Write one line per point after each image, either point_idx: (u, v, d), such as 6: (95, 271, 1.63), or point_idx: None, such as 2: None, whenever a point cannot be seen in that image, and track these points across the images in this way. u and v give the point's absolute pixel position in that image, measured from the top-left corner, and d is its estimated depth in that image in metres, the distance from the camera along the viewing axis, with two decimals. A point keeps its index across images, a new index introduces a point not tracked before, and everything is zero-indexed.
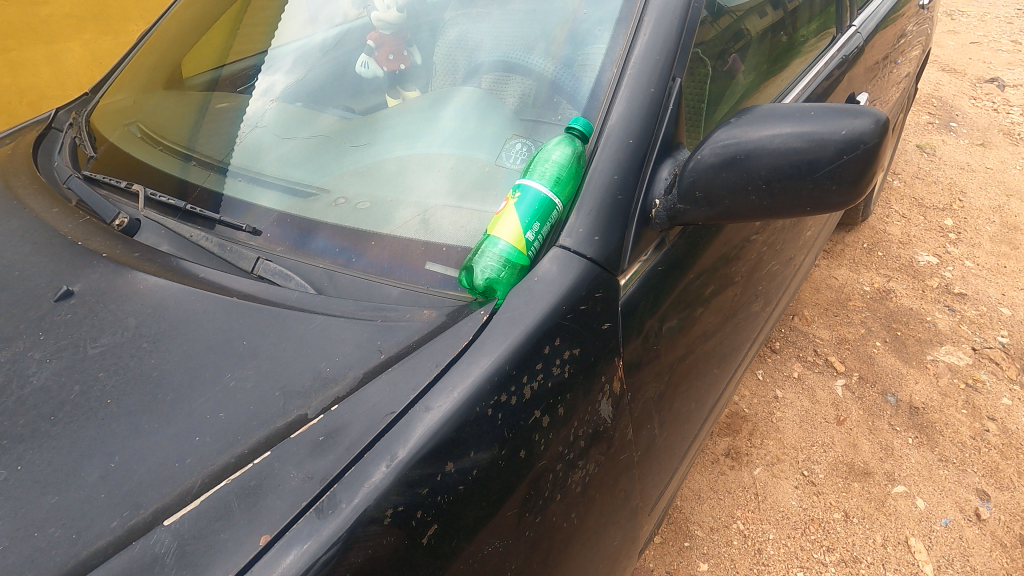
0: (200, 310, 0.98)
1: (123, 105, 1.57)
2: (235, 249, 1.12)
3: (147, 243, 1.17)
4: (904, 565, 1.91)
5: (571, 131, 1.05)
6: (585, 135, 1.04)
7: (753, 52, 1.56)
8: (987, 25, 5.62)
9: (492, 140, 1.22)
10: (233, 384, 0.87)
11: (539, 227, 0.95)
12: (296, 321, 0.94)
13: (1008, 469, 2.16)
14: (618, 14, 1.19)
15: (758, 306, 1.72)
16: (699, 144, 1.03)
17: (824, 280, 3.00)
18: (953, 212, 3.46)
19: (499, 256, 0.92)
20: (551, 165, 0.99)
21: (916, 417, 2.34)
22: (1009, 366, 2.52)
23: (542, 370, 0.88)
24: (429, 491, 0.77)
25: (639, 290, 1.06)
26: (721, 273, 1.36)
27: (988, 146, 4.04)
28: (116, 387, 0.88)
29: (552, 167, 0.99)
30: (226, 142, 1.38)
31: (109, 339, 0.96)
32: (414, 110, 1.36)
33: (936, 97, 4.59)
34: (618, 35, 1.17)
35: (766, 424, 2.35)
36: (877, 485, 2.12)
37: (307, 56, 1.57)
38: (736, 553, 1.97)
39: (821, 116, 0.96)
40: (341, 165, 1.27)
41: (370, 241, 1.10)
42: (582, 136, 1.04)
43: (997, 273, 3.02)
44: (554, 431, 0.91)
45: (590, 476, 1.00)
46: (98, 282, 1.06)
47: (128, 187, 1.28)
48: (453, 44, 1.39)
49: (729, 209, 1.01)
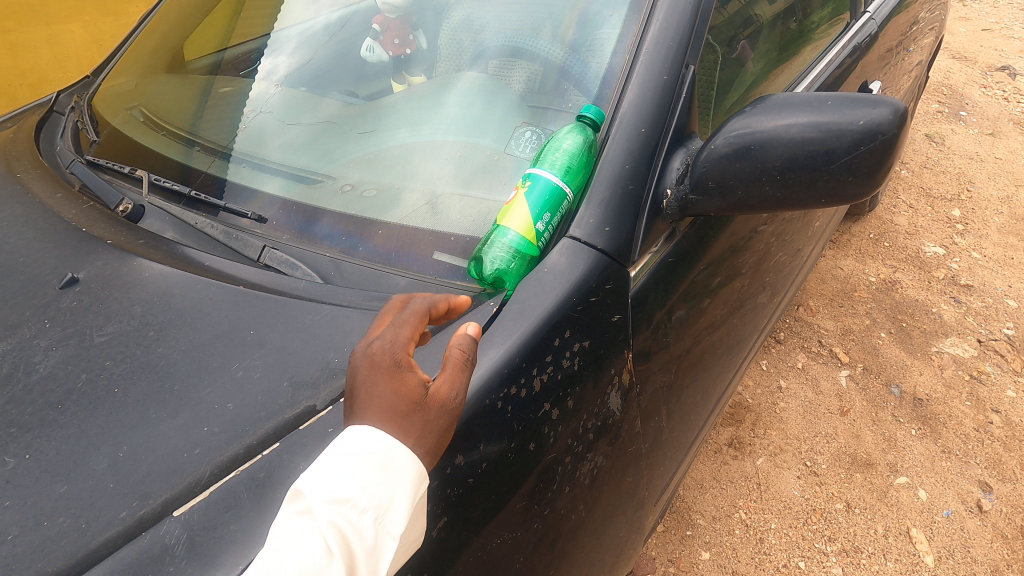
0: (208, 299, 0.97)
1: (125, 88, 1.55)
2: (240, 237, 1.11)
3: (151, 229, 1.17)
4: (905, 555, 1.92)
5: (582, 119, 1.03)
6: (597, 123, 1.02)
7: (763, 39, 1.53)
8: (1000, 12, 5.52)
9: (499, 126, 1.20)
10: (241, 375, 0.86)
11: (549, 217, 0.94)
12: (303, 311, 0.94)
13: (1011, 461, 2.17)
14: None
15: (765, 297, 1.71)
16: (711, 134, 1.01)
17: (830, 270, 2.98)
18: (961, 202, 3.43)
19: (509, 247, 0.92)
20: (562, 154, 0.97)
21: (920, 408, 2.34)
22: (1014, 358, 2.51)
23: (552, 362, 0.87)
24: (439, 484, 0.76)
25: (649, 282, 1.05)
26: (728, 263, 1.35)
27: (998, 136, 4.00)
28: (124, 375, 0.88)
29: (563, 157, 0.97)
30: (231, 126, 1.36)
31: (115, 327, 0.95)
32: (420, 95, 1.33)
33: (947, 84, 4.53)
34: (630, 19, 1.15)
35: (770, 414, 2.35)
36: (879, 476, 2.13)
37: (310, 40, 1.55)
38: (738, 542, 1.99)
39: (837, 105, 0.94)
40: (346, 152, 1.25)
41: (376, 229, 1.08)
42: (594, 124, 1.02)
43: (1004, 264, 3.00)
44: (563, 424, 0.90)
45: (598, 469, 0.99)
46: (102, 268, 1.05)
47: (132, 172, 1.27)
48: (457, 26, 1.36)
49: (742, 200, 0.99)
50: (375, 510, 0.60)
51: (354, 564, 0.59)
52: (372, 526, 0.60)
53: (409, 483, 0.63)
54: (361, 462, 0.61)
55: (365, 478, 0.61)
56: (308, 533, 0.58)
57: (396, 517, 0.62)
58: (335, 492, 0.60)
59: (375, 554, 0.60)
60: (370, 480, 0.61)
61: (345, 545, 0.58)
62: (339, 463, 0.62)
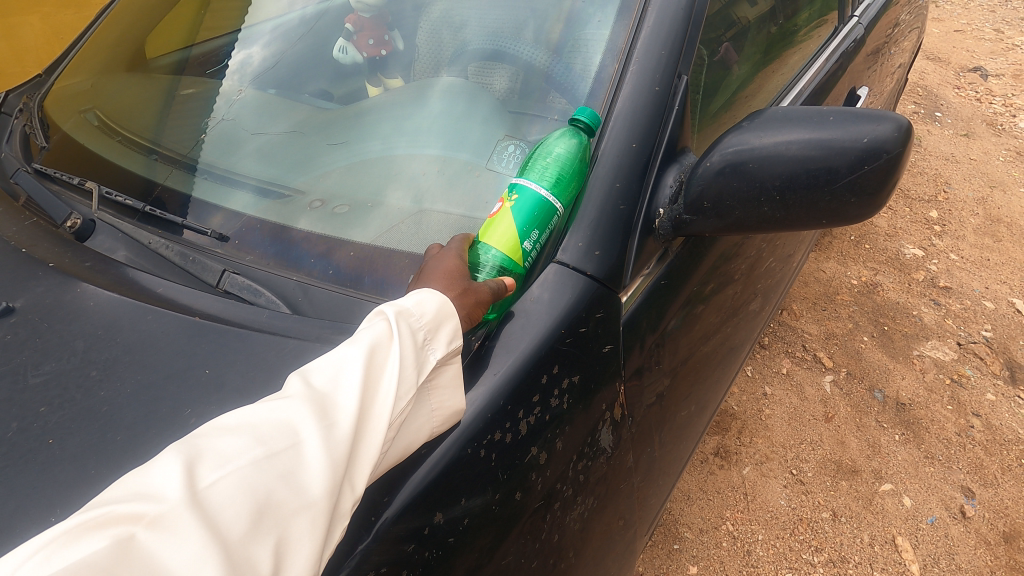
0: (160, 333, 0.89)
1: (79, 88, 1.42)
2: (199, 261, 1.02)
3: (101, 249, 1.08)
4: (891, 564, 1.91)
5: (576, 122, 0.94)
6: (591, 128, 0.94)
7: (749, 42, 1.48)
8: (971, 13, 5.61)
9: (479, 138, 1.13)
10: (194, 422, 0.78)
11: (537, 235, 0.87)
12: (266, 346, 0.86)
13: (992, 465, 2.18)
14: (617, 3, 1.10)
15: (755, 305, 1.67)
16: (707, 149, 0.95)
17: (813, 274, 2.97)
18: (939, 203, 3.45)
19: (494, 264, 0.85)
20: (552, 162, 0.90)
21: (903, 413, 2.33)
22: (993, 361, 2.53)
23: (540, 403, 0.81)
24: (416, 547, 0.70)
25: (641, 307, 0.99)
26: (721, 271, 1.30)
27: (972, 137, 4.04)
28: (60, 424, 0.79)
29: (555, 164, 0.90)
30: (194, 133, 1.27)
31: (54, 366, 0.86)
32: (393, 101, 1.24)
33: (922, 85, 4.57)
34: (619, 25, 1.08)
35: (755, 422, 2.32)
36: (864, 484, 2.12)
37: (278, 40, 1.45)
38: (726, 555, 1.95)
39: (840, 120, 0.89)
40: (317, 163, 1.17)
41: (347, 249, 1.00)
42: (587, 129, 0.93)
43: (980, 266, 3.03)
44: (552, 467, 0.84)
45: (589, 510, 0.93)
46: (43, 295, 0.96)
47: (81, 184, 1.17)
48: (437, 22, 1.28)
49: (739, 221, 0.93)
50: (426, 330, 0.73)
51: (413, 354, 0.71)
52: (422, 341, 0.72)
53: (451, 330, 0.75)
54: (424, 295, 0.75)
55: (427, 302, 0.75)
56: (376, 325, 0.71)
57: (444, 333, 0.75)
58: (403, 303, 0.74)
59: (421, 359, 0.72)
60: (428, 306, 0.74)
61: (400, 340, 0.70)
62: (408, 297, 0.76)
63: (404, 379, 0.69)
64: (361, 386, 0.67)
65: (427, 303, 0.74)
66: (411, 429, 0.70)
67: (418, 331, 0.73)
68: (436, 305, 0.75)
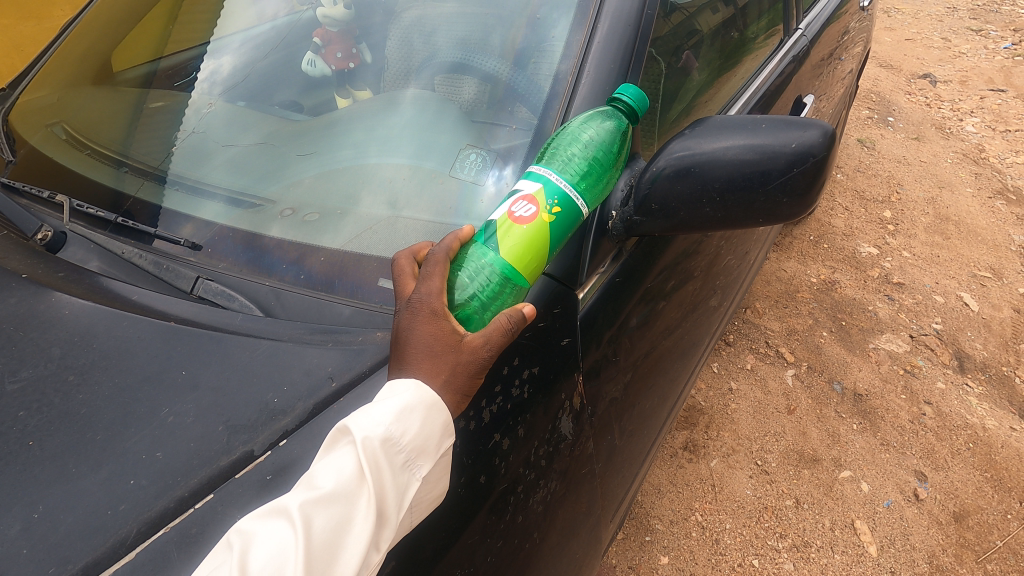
0: (136, 338, 0.92)
1: (45, 103, 1.43)
2: (172, 268, 1.06)
3: (74, 260, 1.10)
4: (850, 547, 2.01)
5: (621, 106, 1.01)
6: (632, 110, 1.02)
7: (706, 49, 1.56)
8: (920, 23, 5.91)
9: (446, 146, 1.16)
10: (171, 421, 0.82)
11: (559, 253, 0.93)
12: (240, 347, 0.91)
13: (943, 450, 2.29)
14: (576, 4, 1.16)
15: (715, 301, 1.75)
16: (654, 155, 1.02)
17: (774, 273, 3.10)
18: (892, 204, 3.62)
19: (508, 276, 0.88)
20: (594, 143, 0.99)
21: (860, 403, 2.45)
22: (942, 352, 2.67)
23: (502, 392, 0.89)
24: None
25: (598, 302, 1.06)
26: (681, 268, 1.38)
27: (922, 140, 4.25)
28: (39, 427, 0.81)
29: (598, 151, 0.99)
30: (163, 145, 1.30)
31: (30, 372, 0.89)
32: (362, 111, 1.28)
33: (875, 91, 4.79)
34: (576, 27, 1.14)
35: (722, 416, 2.41)
36: (824, 471, 2.22)
37: (247, 52, 1.48)
38: (695, 544, 2.03)
39: (771, 128, 0.98)
40: (286, 173, 1.21)
41: (318, 254, 1.05)
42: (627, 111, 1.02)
43: (931, 262, 3.19)
44: (515, 452, 0.92)
45: (550, 495, 1.01)
46: (18, 306, 0.98)
47: (50, 197, 1.19)
48: (407, 29, 1.32)
49: (683, 220, 1.01)
50: (411, 451, 0.73)
51: (384, 497, 0.70)
52: (404, 465, 0.72)
53: (442, 423, 0.76)
54: (409, 416, 0.73)
55: (411, 422, 0.73)
56: (346, 465, 0.69)
57: (424, 464, 0.74)
58: (385, 423, 0.72)
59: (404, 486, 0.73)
60: (411, 424, 0.73)
61: (382, 473, 0.70)
62: (392, 404, 0.74)
63: (379, 524, 0.70)
64: (310, 567, 0.63)
65: (409, 430, 0.73)
66: (399, 537, 0.73)
67: (400, 453, 0.72)
68: (418, 430, 0.73)
